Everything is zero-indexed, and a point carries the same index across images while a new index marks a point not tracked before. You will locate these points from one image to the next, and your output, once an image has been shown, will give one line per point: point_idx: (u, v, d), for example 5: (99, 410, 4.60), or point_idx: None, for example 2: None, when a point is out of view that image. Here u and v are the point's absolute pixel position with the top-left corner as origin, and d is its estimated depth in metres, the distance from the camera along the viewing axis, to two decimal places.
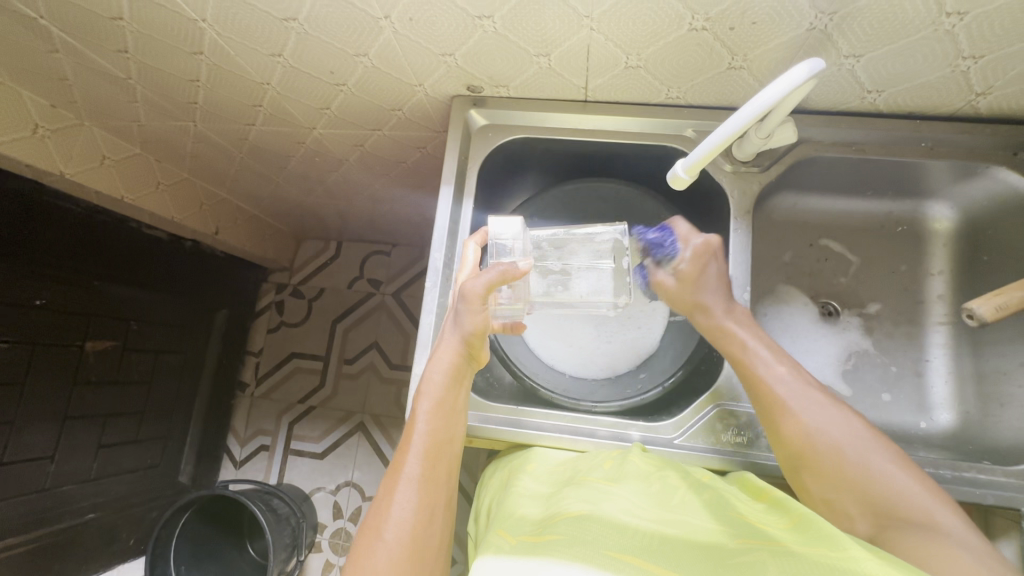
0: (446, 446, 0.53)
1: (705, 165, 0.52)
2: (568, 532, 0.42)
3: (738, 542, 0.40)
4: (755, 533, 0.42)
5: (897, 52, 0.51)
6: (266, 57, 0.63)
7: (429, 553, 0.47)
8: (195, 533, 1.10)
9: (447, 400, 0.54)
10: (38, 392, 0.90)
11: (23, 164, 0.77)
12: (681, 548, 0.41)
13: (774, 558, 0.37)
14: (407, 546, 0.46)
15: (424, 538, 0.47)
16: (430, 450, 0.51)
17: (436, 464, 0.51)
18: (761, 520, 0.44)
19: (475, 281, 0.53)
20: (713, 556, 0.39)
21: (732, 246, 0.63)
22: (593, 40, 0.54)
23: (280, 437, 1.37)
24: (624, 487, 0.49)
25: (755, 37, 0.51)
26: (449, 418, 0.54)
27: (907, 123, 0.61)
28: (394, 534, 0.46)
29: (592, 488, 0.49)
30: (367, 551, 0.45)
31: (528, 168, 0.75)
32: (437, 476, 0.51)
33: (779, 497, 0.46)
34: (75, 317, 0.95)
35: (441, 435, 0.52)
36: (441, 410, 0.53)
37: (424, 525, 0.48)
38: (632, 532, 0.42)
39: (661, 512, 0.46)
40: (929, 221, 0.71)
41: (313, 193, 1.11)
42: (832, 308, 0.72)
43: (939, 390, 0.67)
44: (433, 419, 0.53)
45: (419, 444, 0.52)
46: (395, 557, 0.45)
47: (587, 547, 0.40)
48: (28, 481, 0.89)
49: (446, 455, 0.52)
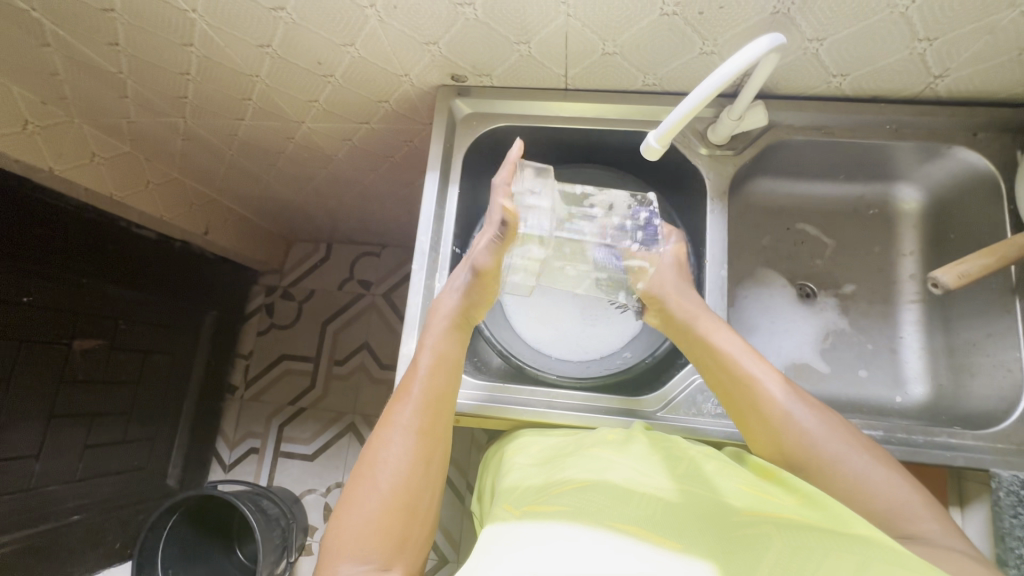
0: (444, 402, 0.54)
1: (677, 134, 0.53)
2: (573, 503, 0.43)
3: (742, 513, 0.41)
4: (760, 503, 0.42)
5: (858, 35, 0.54)
6: (255, 48, 0.65)
7: (422, 502, 0.49)
8: (183, 535, 1.09)
9: (447, 357, 0.56)
10: (23, 389, 0.89)
11: (12, 159, 0.77)
12: (686, 518, 0.41)
13: (779, 532, 0.38)
14: (401, 494, 0.47)
15: (418, 487, 0.49)
16: (430, 405, 0.53)
17: (435, 418, 0.52)
18: (766, 488, 0.45)
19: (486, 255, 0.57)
20: (719, 526, 0.40)
21: (709, 226, 0.65)
22: (571, 27, 0.56)
23: (270, 439, 1.36)
24: (628, 458, 0.50)
25: (723, 22, 0.53)
26: (449, 375, 0.55)
27: (872, 106, 0.64)
28: (387, 481, 0.48)
29: (594, 460, 0.49)
30: (359, 495, 0.48)
31: (512, 158, 0.77)
32: (435, 429, 0.52)
33: (784, 476, 0.46)
34: (63, 314, 0.95)
35: (442, 392, 0.54)
36: (443, 368, 0.55)
37: (417, 475, 0.49)
38: (637, 503, 0.43)
39: (665, 482, 0.47)
40: (898, 203, 0.74)
41: (301, 192, 1.12)
42: (810, 290, 0.74)
43: (913, 365, 0.69)
44: (433, 375, 0.54)
45: (417, 397, 0.53)
46: (389, 503, 0.47)
47: (593, 516, 0.41)
48: (12, 480, 0.88)
49: (443, 411, 0.53)
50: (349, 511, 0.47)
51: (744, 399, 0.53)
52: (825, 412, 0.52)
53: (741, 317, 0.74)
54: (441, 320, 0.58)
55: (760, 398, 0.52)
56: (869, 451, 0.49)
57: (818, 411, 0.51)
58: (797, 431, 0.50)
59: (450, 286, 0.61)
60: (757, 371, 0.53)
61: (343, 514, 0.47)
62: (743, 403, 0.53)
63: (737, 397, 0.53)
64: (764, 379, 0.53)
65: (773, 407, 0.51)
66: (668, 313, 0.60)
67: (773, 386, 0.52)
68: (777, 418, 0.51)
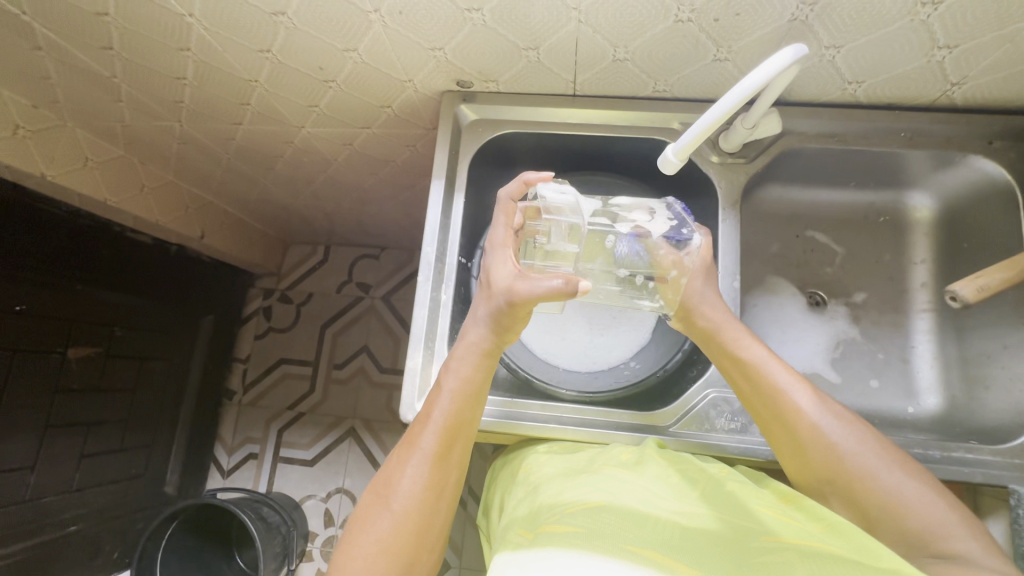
0: (465, 428, 0.52)
1: (696, 148, 0.52)
2: (586, 524, 0.41)
3: (763, 539, 0.40)
4: (782, 528, 0.41)
5: (877, 43, 0.52)
6: (255, 52, 0.63)
7: (432, 528, 0.49)
8: (182, 544, 1.07)
9: (472, 382, 0.53)
10: (18, 400, 0.87)
11: (3, 165, 0.75)
12: (706, 543, 0.40)
13: (802, 560, 0.36)
14: (412, 522, 0.47)
15: (429, 515, 0.49)
16: (449, 431, 0.51)
17: (453, 445, 0.51)
18: (787, 514, 0.44)
19: (529, 288, 0.50)
20: (740, 551, 0.39)
21: (721, 235, 0.64)
22: (581, 33, 0.54)
23: (269, 444, 1.35)
24: (643, 478, 0.49)
25: (739, 29, 0.52)
26: (474, 401, 0.53)
27: (887, 113, 0.62)
28: (400, 506, 0.48)
29: (608, 479, 0.48)
30: (371, 514, 0.48)
31: (518, 163, 0.76)
32: (453, 456, 0.51)
33: (806, 502, 0.45)
34: (58, 322, 0.92)
35: (463, 419, 0.52)
36: (469, 393, 0.53)
37: (429, 502, 0.49)
38: (653, 525, 0.42)
39: (683, 504, 0.45)
40: (909, 211, 0.73)
41: (300, 196, 1.10)
42: (820, 298, 0.73)
43: (925, 375, 0.68)
44: (457, 400, 0.52)
45: (437, 422, 0.51)
46: (399, 530, 0.47)
47: (608, 540, 0.39)
48: (7, 493, 0.86)
49: (463, 438, 0.52)
50: (360, 530, 0.47)
51: (768, 409, 0.53)
52: (853, 421, 0.51)
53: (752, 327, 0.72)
54: (472, 341, 0.54)
55: (787, 410, 0.52)
56: (901, 466, 0.48)
57: (849, 422, 0.51)
58: (823, 443, 0.50)
59: (480, 303, 0.56)
60: (783, 379, 0.53)
61: (355, 532, 0.47)
62: (765, 412, 0.53)
63: (760, 407, 0.53)
64: (789, 388, 0.52)
65: (799, 419, 0.51)
66: (692, 323, 0.58)
67: (799, 395, 0.52)
68: (804, 430, 0.51)
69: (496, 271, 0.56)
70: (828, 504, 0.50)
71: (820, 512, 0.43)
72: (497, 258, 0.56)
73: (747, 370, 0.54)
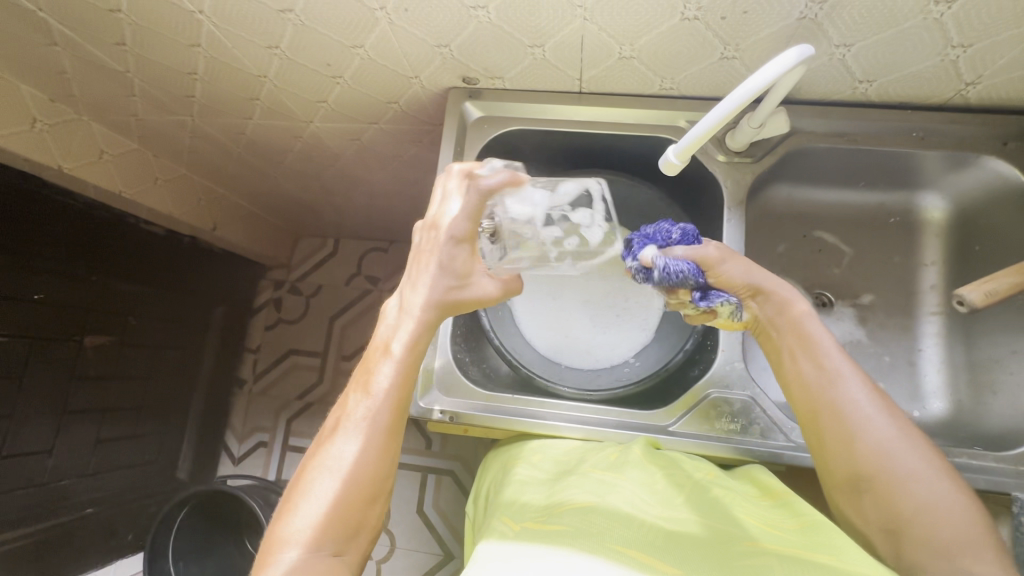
0: (408, 395, 0.53)
1: (697, 149, 0.52)
2: (573, 521, 0.42)
3: (745, 543, 0.41)
4: (764, 533, 0.42)
5: (888, 41, 0.52)
6: (263, 49, 0.63)
7: (378, 492, 0.49)
8: (193, 529, 1.10)
9: (409, 346, 0.53)
10: (36, 385, 0.90)
11: (22, 158, 0.77)
12: (687, 544, 0.41)
13: (782, 563, 0.38)
14: (359, 486, 0.47)
15: (377, 480, 0.49)
16: (394, 399, 0.51)
17: (398, 411, 0.51)
18: (769, 520, 0.45)
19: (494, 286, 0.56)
20: (722, 553, 0.40)
21: (725, 235, 0.63)
22: (586, 31, 0.54)
23: (278, 433, 1.37)
24: (630, 479, 0.49)
25: (746, 27, 0.51)
26: (417, 367, 0.53)
27: (898, 113, 0.61)
28: (346, 472, 0.47)
29: (595, 479, 0.49)
30: (307, 484, 0.47)
31: (523, 161, 0.76)
32: (395, 422, 0.51)
33: (789, 499, 0.47)
34: (75, 312, 0.95)
35: (404, 385, 0.52)
36: (409, 359, 0.52)
37: (377, 468, 0.49)
38: (638, 526, 0.42)
39: (667, 508, 0.46)
40: (921, 212, 0.71)
41: (309, 189, 1.11)
42: (826, 299, 0.73)
43: (932, 379, 0.68)
44: (400, 367, 0.52)
45: (383, 391, 0.51)
46: (343, 495, 0.47)
47: (595, 538, 0.40)
48: (26, 475, 0.89)
49: (406, 404, 0.52)
50: (296, 501, 0.47)
51: (830, 395, 0.51)
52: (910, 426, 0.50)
53: None
54: (416, 313, 0.53)
55: (843, 397, 0.51)
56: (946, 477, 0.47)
57: (904, 425, 0.50)
58: (873, 437, 0.49)
59: (429, 282, 0.54)
60: (844, 368, 0.52)
61: (291, 502, 0.47)
62: (821, 399, 0.51)
63: (818, 393, 0.52)
64: (849, 377, 0.52)
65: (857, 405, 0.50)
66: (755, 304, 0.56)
67: (858, 386, 0.51)
68: (857, 419, 0.50)
69: (466, 263, 0.55)
70: (857, 501, 0.49)
71: (802, 511, 0.44)
72: (469, 250, 0.54)
73: (805, 351, 0.54)
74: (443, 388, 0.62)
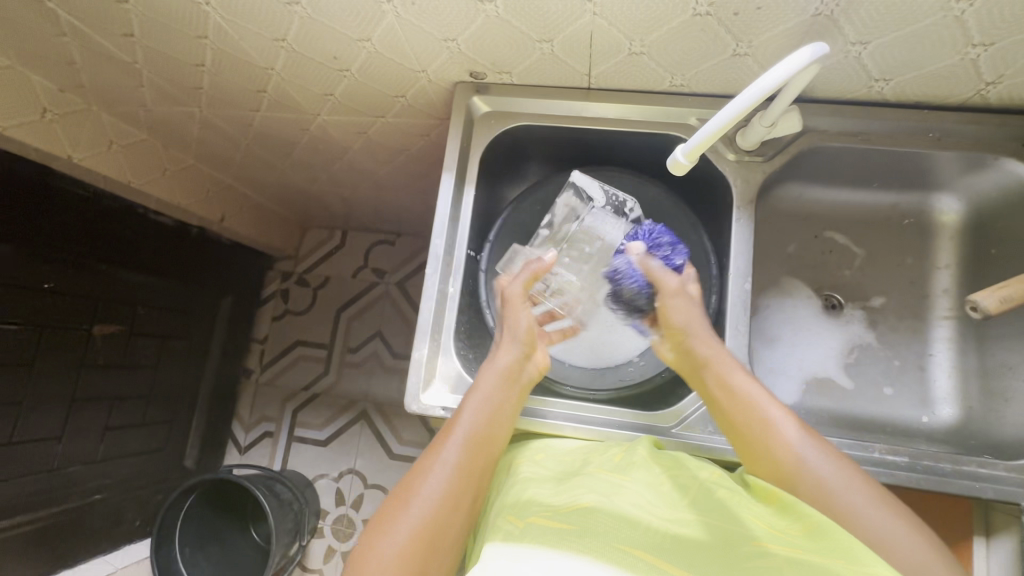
0: (486, 442, 0.54)
1: (707, 150, 0.51)
2: (579, 522, 0.42)
3: (752, 545, 0.40)
4: (770, 535, 0.42)
5: (906, 39, 0.50)
6: (270, 41, 0.63)
7: (446, 539, 0.48)
8: (200, 515, 1.11)
9: (495, 400, 0.56)
10: (45, 372, 0.91)
11: (32, 148, 0.78)
12: (694, 547, 0.41)
13: (790, 568, 0.37)
14: (427, 525, 0.47)
15: (446, 524, 0.48)
16: (472, 444, 0.53)
17: (475, 456, 0.53)
18: (774, 521, 0.44)
19: (514, 284, 0.64)
20: (729, 557, 0.40)
21: (734, 236, 0.62)
22: (596, 25, 0.53)
23: (284, 424, 1.38)
24: (634, 478, 0.49)
25: (759, 23, 0.50)
26: (503, 422, 0.56)
27: (915, 113, 0.60)
28: (418, 509, 0.48)
29: (600, 479, 0.49)
30: (392, 520, 0.48)
31: (531, 156, 0.75)
32: (478, 473, 0.52)
33: (790, 500, 0.46)
34: (83, 301, 0.96)
35: (483, 432, 0.54)
36: (491, 408, 0.55)
37: (446, 510, 0.49)
38: (643, 528, 0.42)
39: (673, 509, 0.46)
40: (935, 214, 0.70)
41: (317, 181, 1.11)
42: (836, 301, 0.72)
43: (942, 384, 0.67)
44: (480, 414, 0.55)
45: (460, 435, 0.53)
46: (413, 532, 0.46)
47: (600, 540, 0.40)
48: (36, 461, 0.91)
49: (484, 451, 0.53)
50: (380, 534, 0.47)
51: (756, 436, 0.52)
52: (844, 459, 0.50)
53: (762, 328, 0.71)
54: (500, 373, 0.58)
55: (776, 442, 0.51)
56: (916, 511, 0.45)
57: (839, 460, 0.49)
58: (805, 467, 0.49)
59: (507, 349, 0.60)
60: (774, 413, 0.53)
61: (375, 536, 0.47)
62: (754, 444, 0.52)
63: (751, 439, 0.52)
64: (779, 421, 0.52)
65: (779, 438, 0.51)
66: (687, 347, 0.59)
67: (788, 429, 0.52)
68: (789, 461, 0.50)
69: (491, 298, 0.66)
70: None
71: (805, 512, 0.44)
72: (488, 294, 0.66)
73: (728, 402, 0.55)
74: (445, 385, 0.63)
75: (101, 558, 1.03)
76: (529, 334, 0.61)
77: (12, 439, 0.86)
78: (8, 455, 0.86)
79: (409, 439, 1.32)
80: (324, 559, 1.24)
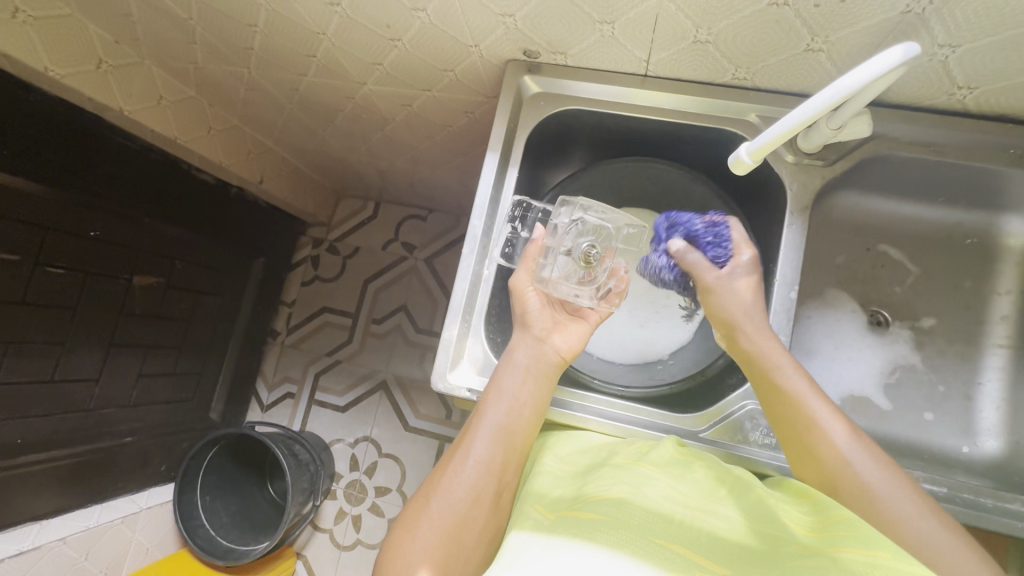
0: (508, 434, 0.53)
1: (773, 150, 0.48)
2: (610, 513, 0.42)
3: (793, 547, 0.40)
4: (813, 539, 0.41)
5: (1001, 45, 0.47)
6: (325, 5, 0.62)
7: (469, 538, 0.47)
8: (220, 467, 1.15)
9: (516, 391, 0.55)
10: (86, 316, 0.94)
11: (86, 97, 0.79)
12: (731, 548, 0.40)
13: (835, 565, 0.36)
14: (450, 524, 0.47)
15: (469, 520, 0.48)
16: (493, 436, 0.52)
17: (497, 450, 0.52)
18: (818, 525, 0.43)
19: (518, 275, 0.60)
20: (771, 559, 0.39)
21: (784, 241, 0.60)
22: (663, 10, 0.51)
23: (305, 386, 1.41)
24: (667, 474, 0.48)
25: (840, 17, 0.47)
26: (524, 413, 0.54)
27: (997, 127, 0.56)
28: (442, 507, 0.48)
29: (630, 470, 0.48)
30: (415, 517, 0.48)
31: (576, 141, 0.73)
32: (502, 466, 0.51)
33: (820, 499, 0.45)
34: (124, 251, 0.98)
35: (504, 424, 0.53)
36: (510, 400, 0.54)
37: (468, 508, 0.48)
38: (678, 522, 0.42)
39: (706, 505, 0.45)
40: (1002, 236, 0.65)
41: (356, 151, 1.10)
42: (882, 318, 0.69)
43: (988, 415, 0.63)
44: (501, 404, 0.54)
45: (480, 429, 0.52)
46: (437, 531, 0.46)
47: (633, 533, 0.39)
48: (74, 400, 0.95)
49: (507, 443, 0.53)
50: (406, 530, 0.47)
51: (794, 428, 0.51)
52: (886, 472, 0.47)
53: (801, 340, 0.69)
54: (517, 363, 0.56)
55: (817, 439, 0.49)
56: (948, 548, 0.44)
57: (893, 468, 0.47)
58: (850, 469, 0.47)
59: (523, 340, 0.58)
60: (814, 403, 0.50)
61: (399, 535, 0.47)
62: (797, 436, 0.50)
63: (796, 432, 0.50)
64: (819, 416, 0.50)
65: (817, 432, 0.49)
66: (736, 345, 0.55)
67: (829, 422, 0.49)
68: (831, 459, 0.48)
69: (522, 308, 0.59)
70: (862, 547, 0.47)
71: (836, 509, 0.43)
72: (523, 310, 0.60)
73: (774, 392, 0.52)
74: (472, 366, 0.62)
75: (127, 498, 1.07)
76: (541, 316, 0.59)
77: (54, 377, 0.90)
78: (49, 392, 0.90)
79: (426, 414, 1.34)
80: (334, 520, 1.28)
